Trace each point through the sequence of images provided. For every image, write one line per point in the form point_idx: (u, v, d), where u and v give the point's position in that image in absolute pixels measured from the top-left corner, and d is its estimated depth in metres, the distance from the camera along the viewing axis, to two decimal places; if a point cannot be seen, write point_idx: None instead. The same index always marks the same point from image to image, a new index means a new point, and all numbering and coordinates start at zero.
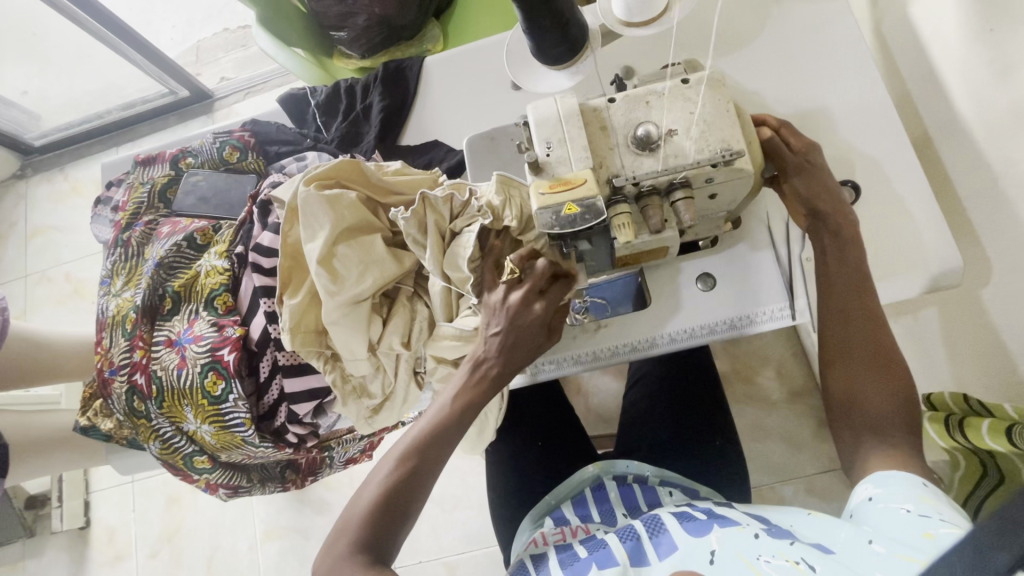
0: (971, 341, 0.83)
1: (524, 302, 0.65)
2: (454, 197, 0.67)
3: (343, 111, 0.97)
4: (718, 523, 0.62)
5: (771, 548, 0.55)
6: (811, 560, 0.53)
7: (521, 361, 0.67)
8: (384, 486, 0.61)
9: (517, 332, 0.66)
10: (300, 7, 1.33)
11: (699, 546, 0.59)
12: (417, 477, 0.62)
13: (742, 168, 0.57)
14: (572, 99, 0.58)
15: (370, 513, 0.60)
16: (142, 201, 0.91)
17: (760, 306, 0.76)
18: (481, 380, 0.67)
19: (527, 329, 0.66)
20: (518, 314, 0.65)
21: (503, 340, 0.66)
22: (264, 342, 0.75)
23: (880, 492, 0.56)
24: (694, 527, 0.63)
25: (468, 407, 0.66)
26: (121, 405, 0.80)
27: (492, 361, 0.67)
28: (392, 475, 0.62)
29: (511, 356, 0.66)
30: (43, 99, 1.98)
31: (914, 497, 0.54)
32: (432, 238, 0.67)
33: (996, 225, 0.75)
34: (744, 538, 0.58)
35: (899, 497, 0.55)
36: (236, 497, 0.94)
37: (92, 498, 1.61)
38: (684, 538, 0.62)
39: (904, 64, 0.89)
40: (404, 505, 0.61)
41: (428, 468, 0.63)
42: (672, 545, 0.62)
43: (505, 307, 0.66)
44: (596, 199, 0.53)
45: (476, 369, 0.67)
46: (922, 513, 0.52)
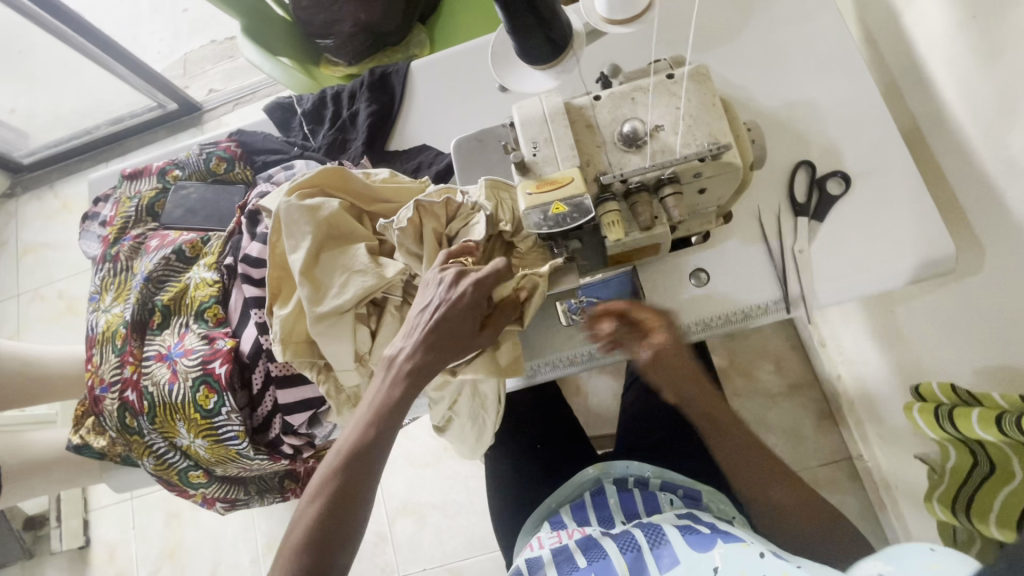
0: (967, 328, 0.83)
1: (458, 274, 0.63)
2: (451, 200, 0.66)
3: (329, 118, 0.96)
4: (722, 539, 0.62)
5: (775, 567, 0.55)
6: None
7: (446, 356, 0.64)
8: (310, 515, 0.59)
9: (442, 316, 0.63)
10: (285, 17, 1.33)
11: (703, 562, 0.60)
12: (344, 495, 0.60)
13: (731, 162, 0.56)
14: (556, 98, 0.58)
15: (304, 540, 0.58)
16: (130, 215, 0.91)
17: (756, 299, 0.75)
18: (400, 377, 0.64)
19: (454, 309, 0.63)
20: (448, 289, 0.63)
21: (427, 320, 0.64)
22: (256, 354, 0.74)
23: (889, 567, 0.49)
24: (698, 542, 0.63)
25: (392, 412, 0.63)
26: (113, 422, 0.79)
27: (410, 356, 0.64)
28: (318, 500, 0.60)
29: (433, 347, 0.64)
30: (32, 117, 1.97)
31: (924, 565, 0.46)
32: (429, 244, 0.66)
33: (986, 211, 0.75)
34: (747, 556, 0.58)
35: (909, 569, 0.47)
36: (234, 510, 0.94)
37: (91, 517, 1.60)
38: (685, 552, 0.63)
39: (888, 54, 0.89)
40: (337, 527, 0.59)
41: (361, 475, 0.61)
42: (674, 557, 0.63)
43: (439, 278, 0.64)
44: (583, 198, 0.53)
45: (396, 366, 0.65)
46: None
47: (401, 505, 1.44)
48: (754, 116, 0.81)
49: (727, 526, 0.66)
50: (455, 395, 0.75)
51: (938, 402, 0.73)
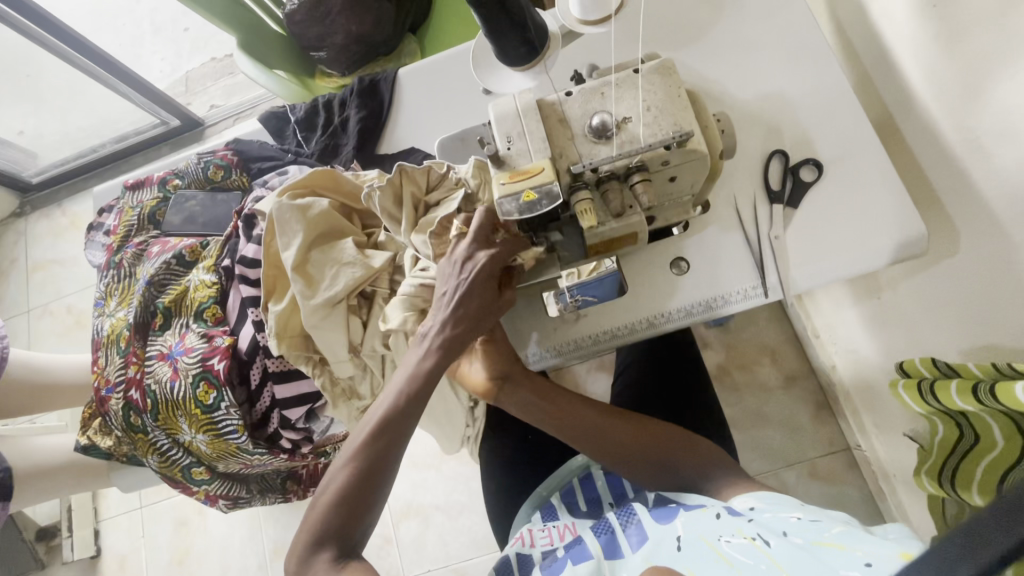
0: (948, 309, 0.85)
1: (470, 252, 0.67)
2: (432, 168, 0.70)
3: (322, 124, 0.99)
4: (683, 508, 0.66)
5: (730, 527, 0.59)
6: (766, 534, 0.55)
7: (471, 324, 0.67)
8: (342, 476, 0.62)
9: (466, 289, 0.66)
10: (279, 31, 1.37)
11: (667, 535, 0.64)
12: (377, 458, 0.63)
13: (696, 150, 0.59)
14: (529, 94, 0.61)
15: (335, 500, 0.61)
16: (133, 223, 0.95)
17: (734, 285, 0.78)
18: (432, 349, 0.67)
19: (475, 283, 0.66)
20: (463, 267, 0.66)
21: (450, 294, 0.67)
22: (253, 351, 0.76)
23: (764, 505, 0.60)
24: (661, 515, 0.68)
25: (423, 381, 0.66)
26: (119, 421, 0.82)
27: (442, 331, 0.67)
28: (350, 465, 0.63)
29: (458, 320, 0.67)
30: (40, 138, 2.03)
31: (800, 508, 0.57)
32: (407, 207, 0.69)
33: (957, 193, 0.77)
34: (705, 519, 0.62)
35: (786, 509, 0.58)
36: (237, 508, 0.96)
37: (102, 526, 1.63)
38: (652, 528, 0.67)
39: (859, 46, 0.92)
40: (368, 488, 0.62)
41: (396, 442, 0.64)
42: (643, 535, 0.67)
43: (453, 260, 0.67)
44: (552, 186, 0.55)
45: (427, 340, 0.68)
46: (810, 518, 0.55)
47: (404, 506, 1.46)
48: (729, 109, 0.84)
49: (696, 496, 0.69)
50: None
51: (922, 375, 0.72)
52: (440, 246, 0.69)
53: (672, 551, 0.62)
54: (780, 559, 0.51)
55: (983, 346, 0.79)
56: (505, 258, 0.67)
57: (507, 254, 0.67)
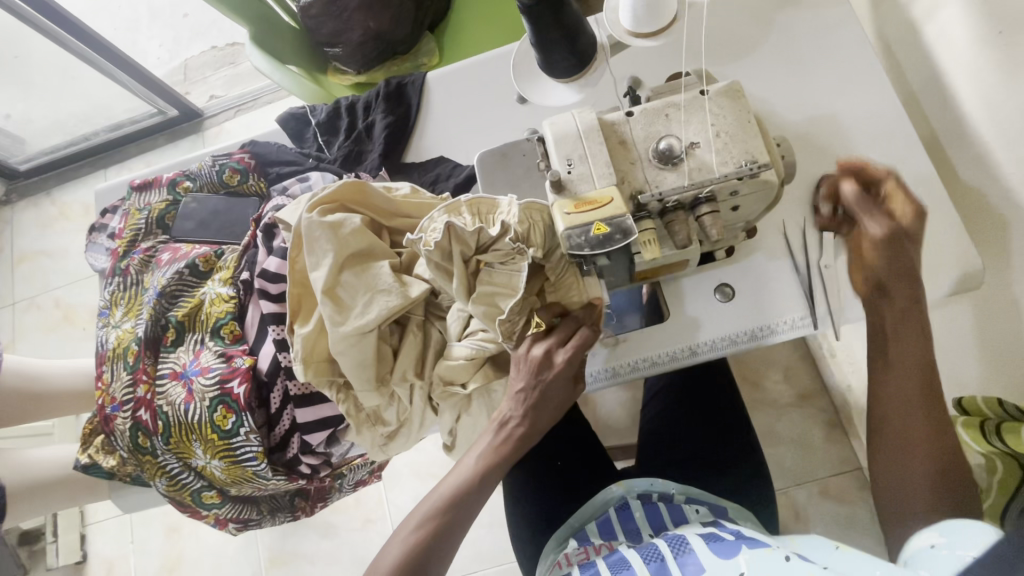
0: (987, 341, 0.82)
1: (547, 356, 0.65)
2: (483, 230, 0.61)
3: (344, 129, 0.94)
4: (747, 545, 0.62)
5: (800, 569, 0.55)
6: None
7: (546, 419, 0.68)
8: (409, 544, 0.61)
9: (539, 390, 0.66)
10: (293, 25, 1.31)
11: (728, 567, 0.60)
12: (444, 534, 0.62)
13: (766, 180, 0.55)
14: (590, 114, 0.57)
15: (396, 569, 0.59)
16: (140, 228, 0.89)
17: (780, 315, 0.75)
18: (508, 438, 0.67)
19: (550, 385, 0.66)
20: (539, 372, 0.65)
21: (528, 394, 0.66)
22: (275, 371, 0.72)
23: (943, 539, 0.52)
24: (721, 549, 0.63)
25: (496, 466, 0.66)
26: (125, 442, 0.77)
27: (517, 423, 0.67)
28: (420, 531, 0.62)
29: (535, 413, 0.67)
30: (27, 123, 1.94)
31: (978, 544, 0.49)
32: (457, 268, 0.62)
33: (1009, 225, 0.75)
34: (772, 559, 0.58)
35: (964, 545, 0.49)
36: (246, 530, 0.91)
37: (88, 531, 1.56)
38: (710, 560, 0.62)
39: (906, 67, 0.89)
40: (432, 559, 0.61)
41: (460, 520, 0.64)
42: (699, 565, 0.62)
43: (527, 362, 0.66)
44: (624, 218, 0.52)
45: (505, 427, 0.67)
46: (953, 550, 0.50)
47: None
48: (776, 129, 0.80)
49: (752, 532, 0.66)
50: (464, 401, 0.73)
51: (984, 416, 0.72)
52: (508, 328, 0.64)
53: None
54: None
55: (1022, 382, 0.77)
56: (579, 357, 0.66)
57: (586, 352, 0.66)
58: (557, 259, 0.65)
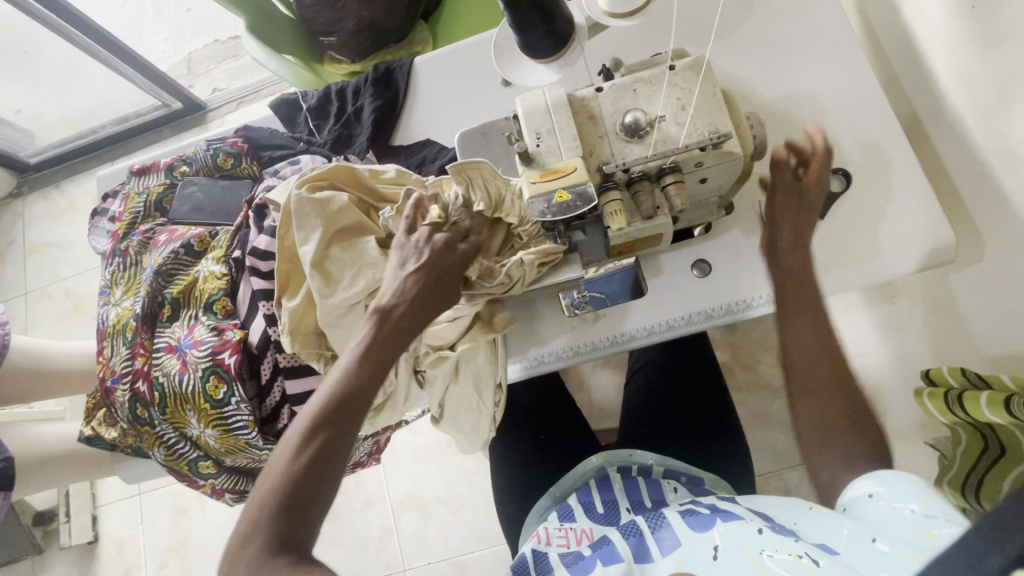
0: (968, 318, 0.83)
1: (449, 240, 0.66)
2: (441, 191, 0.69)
3: (334, 113, 0.97)
4: (721, 518, 0.63)
5: (774, 542, 0.57)
6: (814, 554, 0.54)
7: (434, 310, 0.65)
8: (291, 468, 0.56)
9: (431, 274, 0.64)
10: (288, 14, 1.32)
11: (703, 543, 0.62)
12: (331, 444, 0.58)
13: (730, 152, 0.57)
14: (560, 90, 0.59)
15: (280, 498, 0.55)
16: (139, 211, 0.92)
17: (755, 290, 0.76)
18: (393, 330, 0.63)
19: (444, 272, 0.65)
20: (439, 251, 0.65)
21: (421, 279, 0.64)
22: (264, 345, 0.75)
23: (882, 489, 0.57)
24: (697, 522, 0.65)
25: (381, 362, 0.62)
26: (125, 413, 0.81)
27: (398, 314, 0.63)
28: (302, 452, 0.57)
29: (422, 298, 0.64)
30: (37, 117, 1.98)
31: (917, 496, 0.54)
32: None
33: (986, 203, 0.75)
34: (746, 533, 0.59)
35: (902, 496, 0.55)
36: (242, 502, 0.95)
37: (99, 512, 1.61)
38: (686, 534, 0.64)
39: (889, 46, 0.90)
40: (324, 475, 0.57)
41: (346, 426, 0.59)
42: (676, 540, 0.64)
43: (427, 246, 0.65)
44: (586, 187, 0.54)
45: (387, 318, 0.63)
46: (926, 513, 0.52)
47: (405, 499, 1.45)
48: (755, 108, 0.81)
49: (726, 504, 0.67)
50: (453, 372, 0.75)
51: (948, 385, 0.73)
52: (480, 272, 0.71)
53: (707, 561, 0.60)
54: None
55: (996, 356, 0.78)
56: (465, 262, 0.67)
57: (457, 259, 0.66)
58: (507, 208, 0.69)
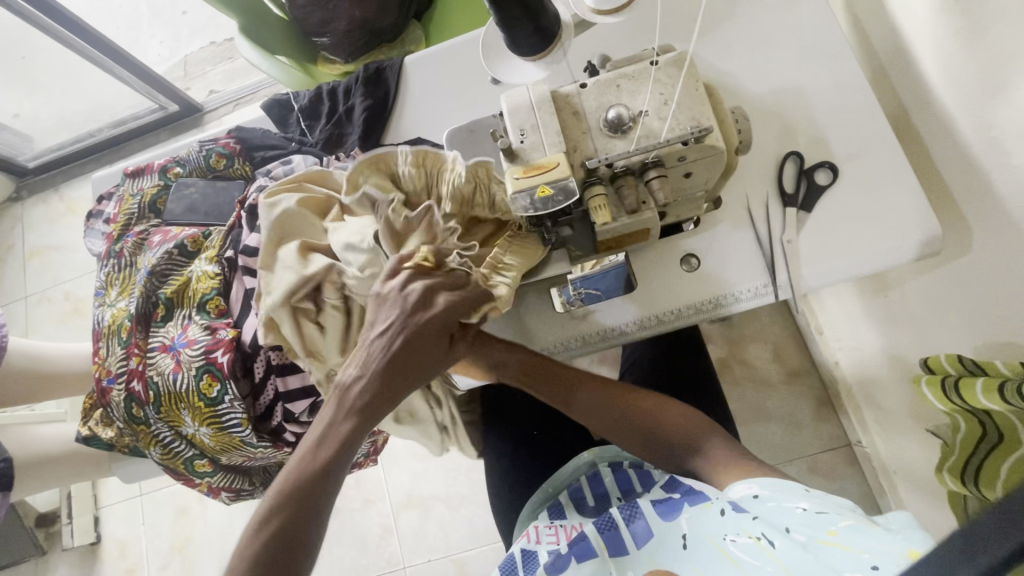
0: (960, 310, 0.83)
1: (426, 297, 0.66)
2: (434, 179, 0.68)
3: (326, 113, 0.98)
4: (687, 503, 0.64)
5: (736, 526, 0.57)
6: (771, 536, 0.53)
7: (401, 376, 0.65)
8: (254, 544, 0.56)
9: (404, 337, 0.65)
10: (282, 16, 1.33)
11: (672, 531, 0.63)
12: (293, 524, 0.57)
13: (713, 146, 0.58)
14: (544, 87, 0.60)
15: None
16: (133, 212, 0.93)
17: (743, 283, 0.77)
18: (353, 408, 0.65)
19: (417, 333, 0.65)
20: (416, 311, 0.65)
21: (390, 343, 0.65)
22: (257, 343, 0.76)
23: (767, 493, 0.57)
24: (666, 510, 0.66)
25: (341, 445, 0.64)
26: (121, 413, 0.82)
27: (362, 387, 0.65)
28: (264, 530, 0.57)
29: (389, 367, 0.65)
30: (35, 122, 1.99)
31: (806, 495, 0.54)
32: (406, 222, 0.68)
33: (974, 194, 0.75)
34: (709, 517, 0.60)
35: (791, 497, 0.55)
36: (240, 500, 0.96)
37: (101, 513, 1.62)
38: (656, 524, 0.65)
39: (878, 40, 0.90)
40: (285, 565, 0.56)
41: (313, 499, 0.60)
42: (648, 531, 0.65)
43: (402, 301, 0.65)
44: (568, 181, 0.55)
45: (346, 396, 0.65)
46: (816, 509, 0.52)
47: (404, 497, 1.45)
48: (743, 103, 0.82)
49: (694, 482, 0.67)
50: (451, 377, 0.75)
51: (946, 373, 0.74)
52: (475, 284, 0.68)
53: (677, 549, 0.62)
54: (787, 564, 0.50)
55: (988, 346, 0.78)
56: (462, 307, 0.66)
57: (465, 305, 0.66)
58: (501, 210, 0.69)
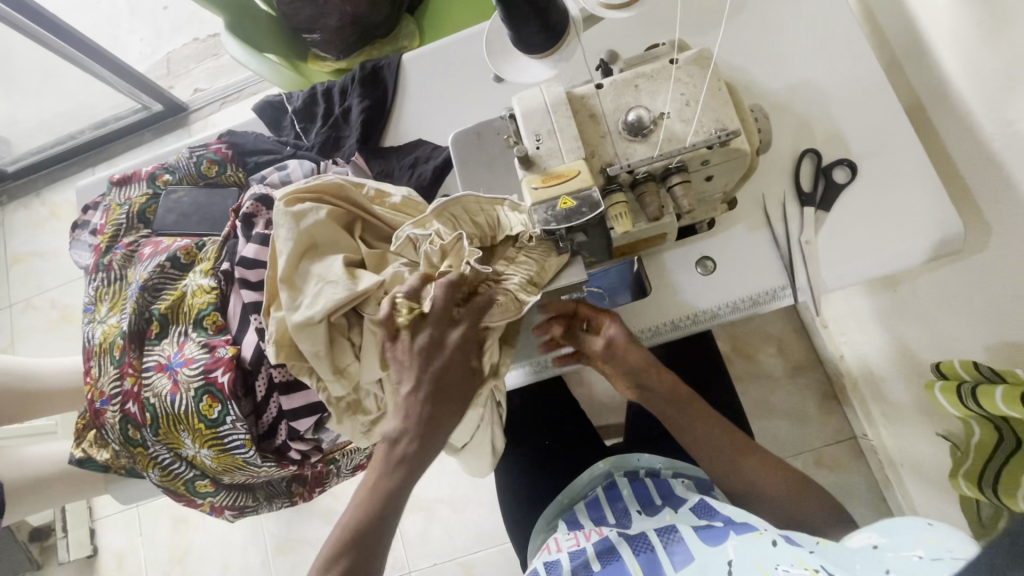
0: (976, 307, 0.81)
1: (438, 338, 0.65)
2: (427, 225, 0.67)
3: (322, 115, 0.94)
4: (734, 530, 0.62)
5: (789, 556, 0.54)
6: (830, 568, 0.51)
7: (439, 420, 0.64)
8: None
9: (430, 386, 0.64)
10: (269, 11, 1.27)
11: (717, 557, 0.60)
12: (354, 571, 0.61)
13: (738, 149, 0.55)
14: (558, 88, 0.57)
15: None
16: (121, 223, 0.89)
17: (762, 286, 0.75)
18: (400, 459, 0.64)
19: (444, 377, 0.64)
20: (429, 356, 0.64)
21: (420, 390, 0.64)
22: (258, 360, 0.72)
23: (887, 540, 0.52)
24: (709, 535, 0.64)
25: (391, 493, 0.64)
26: (117, 435, 0.79)
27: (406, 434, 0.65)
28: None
29: (429, 414, 0.64)
30: (12, 124, 1.92)
31: (923, 540, 0.48)
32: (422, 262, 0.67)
33: (993, 191, 0.73)
34: (760, 546, 0.57)
35: (910, 544, 0.49)
36: (243, 517, 0.93)
37: (97, 525, 1.59)
38: (698, 548, 0.63)
39: (891, 31, 0.87)
40: None
41: (370, 546, 0.62)
42: (687, 555, 0.63)
43: (416, 348, 0.65)
44: (591, 191, 0.52)
45: (392, 445, 0.65)
46: (930, 555, 0.46)
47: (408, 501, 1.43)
48: (757, 100, 0.79)
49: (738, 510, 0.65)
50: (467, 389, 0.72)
51: (962, 379, 0.73)
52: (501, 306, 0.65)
53: (719, 573, 0.58)
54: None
55: (1004, 345, 0.77)
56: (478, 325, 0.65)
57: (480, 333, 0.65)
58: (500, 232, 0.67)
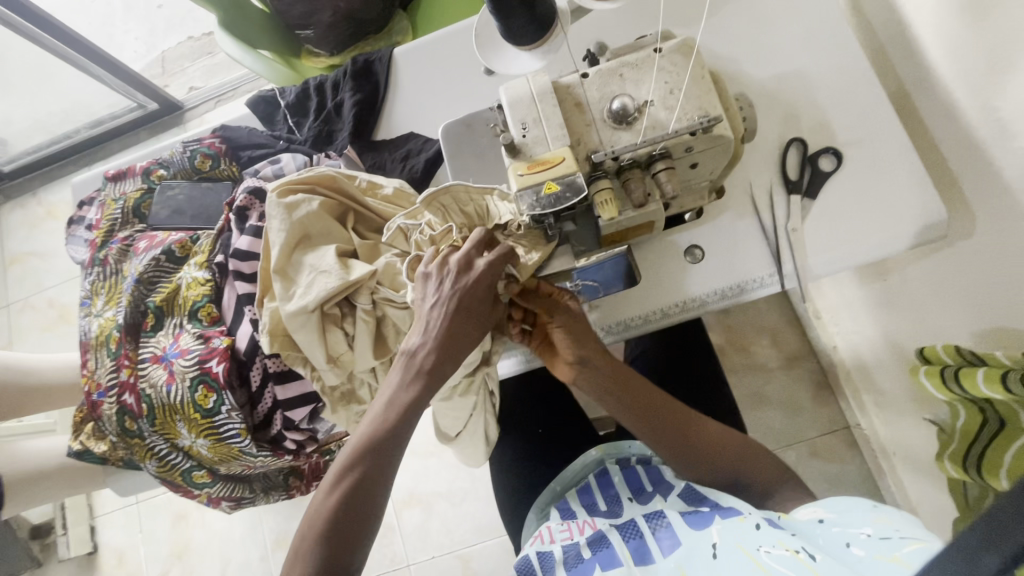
0: (962, 294, 0.82)
1: (466, 261, 0.64)
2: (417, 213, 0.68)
3: (314, 109, 0.95)
4: (719, 515, 0.63)
5: (771, 538, 0.56)
6: (810, 550, 0.54)
7: (465, 336, 0.64)
8: (327, 504, 0.58)
9: (456, 306, 0.63)
10: (263, 8, 1.28)
11: (701, 541, 0.61)
12: (364, 483, 0.59)
13: (721, 136, 0.56)
14: (544, 77, 0.58)
15: (320, 532, 0.57)
16: (116, 217, 0.89)
17: (750, 273, 0.76)
18: (421, 372, 0.63)
19: (471, 294, 0.64)
20: (459, 277, 0.64)
21: (446, 308, 0.63)
22: (252, 351, 0.73)
23: (835, 515, 0.57)
24: (696, 520, 0.65)
25: (407, 411, 0.63)
26: (114, 426, 0.80)
27: (428, 350, 0.63)
28: (334, 494, 0.59)
29: (454, 329, 0.64)
30: (8, 124, 1.92)
31: (871, 519, 0.54)
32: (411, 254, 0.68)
33: (977, 177, 0.74)
34: (745, 529, 0.59)
35: (858, 522, 0.55)
36: (240, 508, 0.94)
37: (97, 523, 1.60)
38: (686, 533, 0.64)
39: (877, 21, 0.88)
40: (354, 527, 0.58)
41: (381, 464, 0.60)
42: (675, 539, 0.64)
43: (445, 270, 0.64)
44: (576, 177, 0.54)
45: (413, 361, 0.64)
46: (881, 534, 0.52)
47: (406, 495, 1.44)
48: (744, 90, 0.80)
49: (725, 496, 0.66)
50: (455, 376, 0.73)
51: (943, 363, 0.73)
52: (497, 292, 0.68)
53: (706, 559, 0.59)
54: (825, 574, 0.50)
55: (989, 330, 0.78)
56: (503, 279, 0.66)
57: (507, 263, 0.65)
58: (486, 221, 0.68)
